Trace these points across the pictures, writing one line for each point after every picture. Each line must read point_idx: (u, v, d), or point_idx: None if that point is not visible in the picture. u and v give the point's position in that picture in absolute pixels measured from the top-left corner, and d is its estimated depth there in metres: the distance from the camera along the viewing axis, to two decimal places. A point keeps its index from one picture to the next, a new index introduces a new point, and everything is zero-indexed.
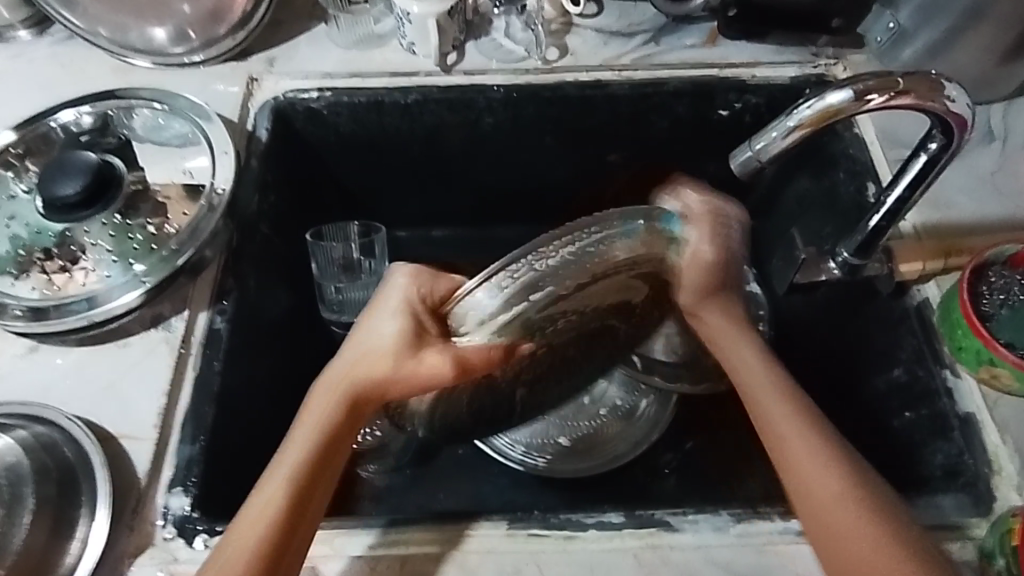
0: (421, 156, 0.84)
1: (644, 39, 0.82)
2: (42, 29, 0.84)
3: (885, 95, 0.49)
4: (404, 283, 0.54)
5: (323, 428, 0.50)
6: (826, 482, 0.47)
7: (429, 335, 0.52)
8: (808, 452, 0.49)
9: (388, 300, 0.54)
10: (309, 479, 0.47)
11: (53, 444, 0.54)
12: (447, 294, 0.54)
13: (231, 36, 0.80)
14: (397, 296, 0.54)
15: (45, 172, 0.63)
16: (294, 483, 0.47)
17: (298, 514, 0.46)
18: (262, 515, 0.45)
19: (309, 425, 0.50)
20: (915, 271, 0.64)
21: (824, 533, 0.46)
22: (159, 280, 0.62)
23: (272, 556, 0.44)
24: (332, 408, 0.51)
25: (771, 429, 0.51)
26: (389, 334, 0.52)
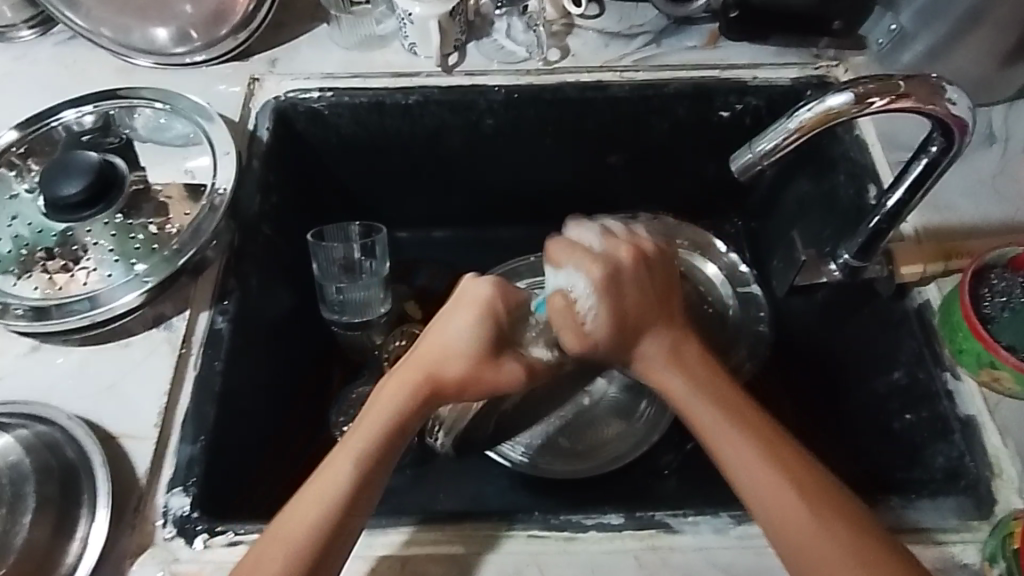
0: (423, 157, 0.84)
1: (645, 41, 0.82)
2: (44, 29, 0.84)
3: (886, 98, 0.49)
4: (471, 291, 0.55)
5: (377, 432, 0.50)
6: (781, 502, 0.47)
7: (503, 342, 0.55)
8: (762, 471, 0.48)
9: (467, 306, 0.55)
10: (360, 485, 0.48)
11: (55, 443, 0.54)
12: (516, 307, 0.56)
13: (233, 37, 0.80)
14: (479, 298, 0.55)
15: (48, 172, 0.64)
16: (339, 498, 0.46)
17: (335, 531, 0.46)
18: (307, 517, 0.46)
19: (364, 438, 0.49)
20: (915, 273, 0.64)
21: (792, 547, 0.46)
22: (160, 280, 0.62)
23: (318, 555, 0.45)
24: (391, 409, 0.51)
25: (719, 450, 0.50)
26: (468, 340, 0.54)
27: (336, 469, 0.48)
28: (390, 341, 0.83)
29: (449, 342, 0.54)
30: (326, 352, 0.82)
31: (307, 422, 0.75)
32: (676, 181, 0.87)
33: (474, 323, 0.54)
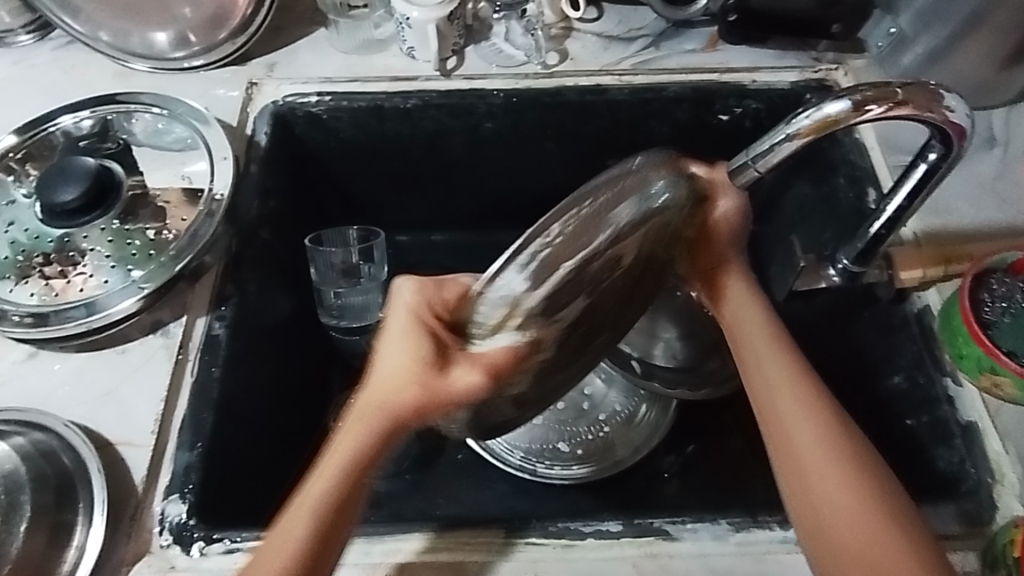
0: (422, 161, 0.84)
1: (644, 44, 0.82)
2: (43, 33, 0.84)
3: (883, 105, 0.49)
4: (397, 295, 0.44)
5: (342, 466, 0.41)
6: (837, 489, 0.42)
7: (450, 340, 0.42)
8: (823, 449, 0.44)
9: (393, 320, 0.43)
10: (329, 525, 0.40)
11: (51, 451, 0.54)
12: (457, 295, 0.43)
13: (231, 40, 0.80)
14: (405, 304, 0.43)
15: (45, 178, 0.64)
16: (320, 508, 0.40)
17: (326, 547, 0.40)
18: (277, 559, 0.39)
19: (348, 446, 0.41)
20: (915, 278, 0.63)
21: (841, 547, 0.41)
22: (158, 286, 0.62)
23: None
24: (353, 445, 0.42)
25: (777, 415, 0.46)
26: (399, 357, 0.42)
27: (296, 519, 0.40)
28: None
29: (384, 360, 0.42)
30: (326, 357, 0.82)
31: (306, 427, 0.75)
32: None
33: (398, 336, 0.42)
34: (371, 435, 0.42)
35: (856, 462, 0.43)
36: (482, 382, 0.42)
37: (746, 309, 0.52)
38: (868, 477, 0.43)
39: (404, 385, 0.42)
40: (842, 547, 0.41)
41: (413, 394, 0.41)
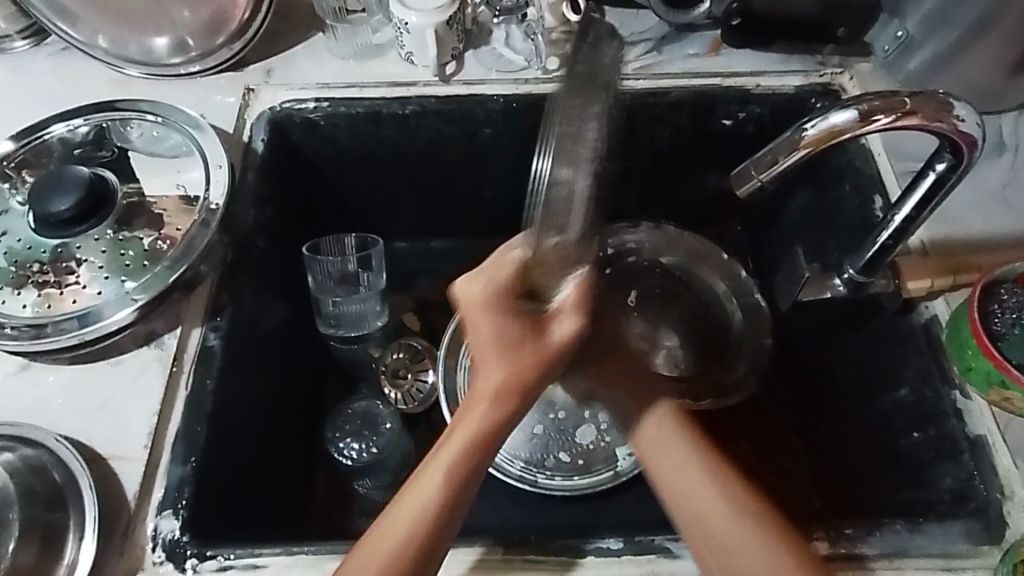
0: (421, 167, 0.83)
1: (646, 49, 0.81)
2: (39, 40, 0.84)
3: (891, 115, 0.47)
4: (470, 290, 0.48)
5: (466, 440, 0.47)
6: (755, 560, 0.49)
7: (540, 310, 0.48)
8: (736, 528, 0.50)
9: (477, 305, 0.48)
10: (460, 486, 0.47)
11: (42, 466, 0.53)
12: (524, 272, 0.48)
13: (228, 46, 0.79)
14: (483, 291, 0.48)
15: (39, 187, 0.63)
16: (456, 474, 0.46)
17: (456, 501, 0.47)
18: (415, 513, 0.46)
19: (468, 419, 0.47)
20: (922, 288, 0.62)
21: None
22: (152, 297, 0.61)
23: (439, 532, 0.46)
24: (477, 421, 0.47)
25: (659, 449, 0.54)
26: (498, 330, 0.47)
27: (426, 484, 0.46)
28: (387, 354, 0.82)
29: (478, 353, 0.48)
30: (324, 365, 0.81)
31: (303, 437, 0.75)
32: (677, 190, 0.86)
33: (483, 324, 0.48)
34: (490, 410, 0.47)
35: (735, 481, 0.52)
36: (581, 330, 0.47)
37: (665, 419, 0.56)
38: (742, 495, 0.51)
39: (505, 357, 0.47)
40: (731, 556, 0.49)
41: (522, 366, 0.47)
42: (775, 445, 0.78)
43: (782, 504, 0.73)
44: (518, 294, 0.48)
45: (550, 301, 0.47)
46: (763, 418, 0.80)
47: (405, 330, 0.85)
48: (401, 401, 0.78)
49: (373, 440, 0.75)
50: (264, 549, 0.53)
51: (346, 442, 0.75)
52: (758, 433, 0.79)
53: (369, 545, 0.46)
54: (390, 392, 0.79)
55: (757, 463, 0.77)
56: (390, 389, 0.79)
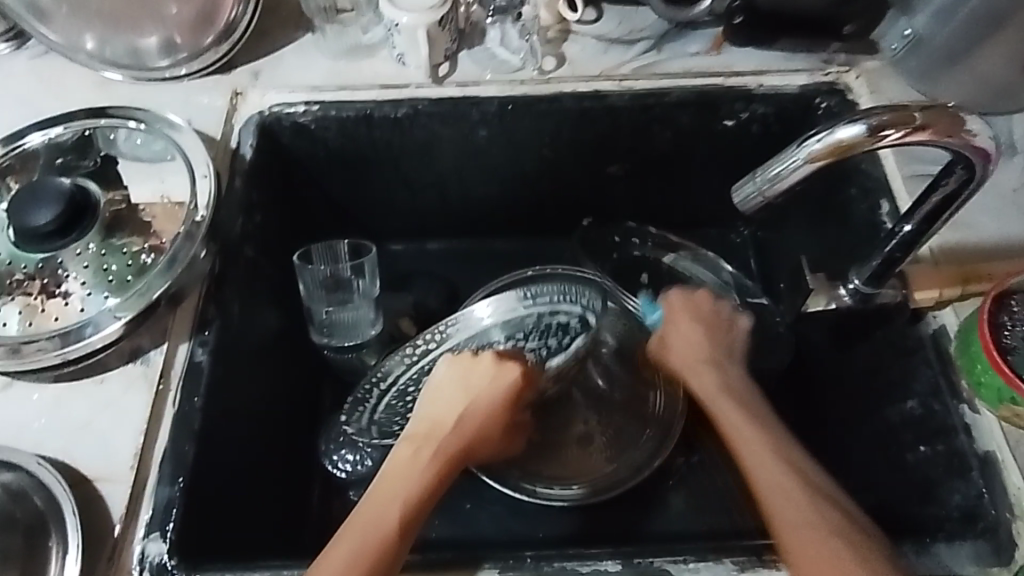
0: (414, 170, 0.81)
1: (646, 47, 0.78)
2: (20, 42, 0.81)
3: (902, 130, 0.45)
4: (480, 359, 0.58)
5: (414, 484, 0.51)
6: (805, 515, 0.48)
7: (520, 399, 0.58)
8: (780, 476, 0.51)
9: (480, 370, 0.57)
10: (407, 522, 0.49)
11: (22, 492, 0.52)
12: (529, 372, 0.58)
13: (215, 48, 0.77)
14: (508, 373, 0.57)
15: (18, 200, 0.61)
16: (393, 517, 0.49)
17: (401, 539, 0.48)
18: (349, 548, 0.47)
19: (413, 469, 0.52)
20: (931, 298, 0.60)
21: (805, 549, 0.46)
22: (135, 314, 0.59)
23: (383, 559, 0.47)
24: (420, 472, 0.52)
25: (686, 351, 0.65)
26: (487, 382, 0.57)
27: (375, 512, 0.49)
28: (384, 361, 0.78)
29: (435, 408, 0.56)
30: (317, 373, 0.80)
31: (297, 447, 0.74)
32: (678, 192, 0.84)
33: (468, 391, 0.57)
34: (431, 464, 0.53)
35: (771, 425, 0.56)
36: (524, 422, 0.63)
37: (695, 341, 0.65)
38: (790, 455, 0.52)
39: (467, 419, 0.56)
40: (772, 505, 0.49)
41: (486, 426, 0.57)
42: None
43: None
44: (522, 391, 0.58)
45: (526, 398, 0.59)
46: None
47: (399, 338, 0.80)
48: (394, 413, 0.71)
49: (366, 453, 0.71)
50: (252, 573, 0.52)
51: (341, 454, 0.73)
52: None
53: (325, 561, 0.47)
54: None
55: None
56: None
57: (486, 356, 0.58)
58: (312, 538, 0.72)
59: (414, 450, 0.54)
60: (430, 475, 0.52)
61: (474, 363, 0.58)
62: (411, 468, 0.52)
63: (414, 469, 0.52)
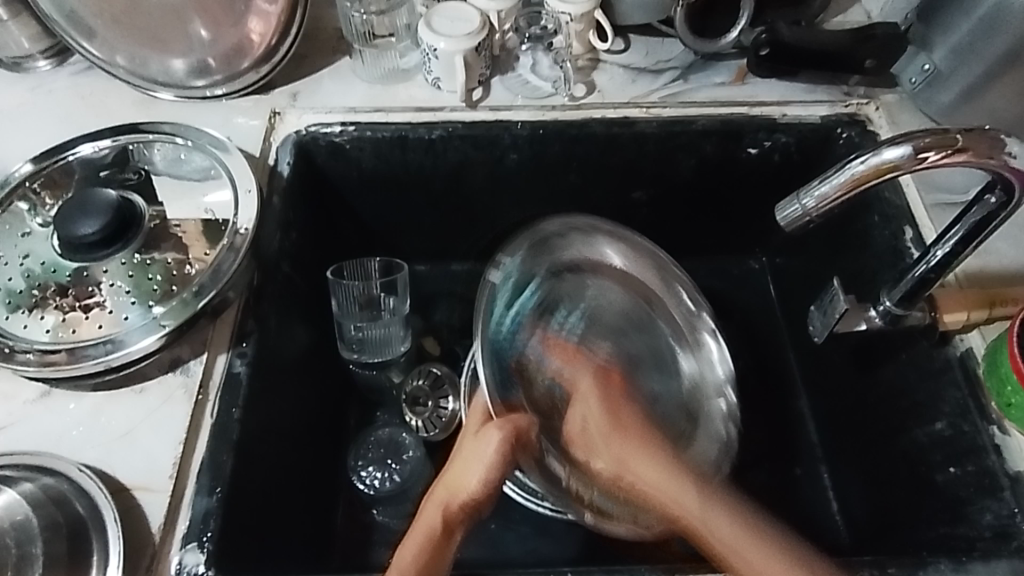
0: (445, 191, 0.82)
1: (672, 77, 0.81)
2: (62, 59, 0.84)
3: (941, 153, 0.47)
4: (483, 432, 0.56)
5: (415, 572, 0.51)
6: None
7: (511, 451, 0.55)
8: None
9: (484, 443, 0.55)
10: None
11: (64, 498, 0.52)
12: (525, 428, 0.57)
13: (255, 70, 0.79)
14: (495, 437, 0.55)
15: (65, 211, 0.62)
16: None
17: None
18: None
19: (418, 536, 0.53)
20: (959, 321, 0.61)
21: None
22: (178, 323, 0.60)
23: None
24: (421, 547, 0.52)
25: (588, 433, 0.61)
26: (484, 447, 0.55)
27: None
28: (408, 381, 0.80)
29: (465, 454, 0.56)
30: (344, 392, 0.81)
31: (324, 465, 0.74)
32: (701, 216, 0.86)
33: (498, 447, 0.55)
34: (429, 535, 0.53)
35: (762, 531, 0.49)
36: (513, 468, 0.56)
37: (599, 418, 0.61)
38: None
39: (462, 472, 0.55)
40: None
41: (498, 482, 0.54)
42: (800, 474, 0.77)
43: (810, 540, 0.73)
44: (512, 442, 0.55)
45: (519, 447, 0.57)
46: (787, 450, 0.79)
47: (425, 356, 0.84)
48: (425, 428, 0.76)
49: (395, 468, 0.75)
50: None
51: (369, 470, 0.75)
52: (782, 460, 0.78)
53: None
54: (413, 419, 0.77)
55: (782, 491, 0.76)
56: (412, 416, 0.77)
57: (488, 427, 0.56)
58: (338, 559, 0.71)
59: (426, 512, 0.54)
60: (426, 550, 0.52)
61: (480, 433, 0.56)
62: (398, 560, 0.52)
63: (409, 546, 0.53)
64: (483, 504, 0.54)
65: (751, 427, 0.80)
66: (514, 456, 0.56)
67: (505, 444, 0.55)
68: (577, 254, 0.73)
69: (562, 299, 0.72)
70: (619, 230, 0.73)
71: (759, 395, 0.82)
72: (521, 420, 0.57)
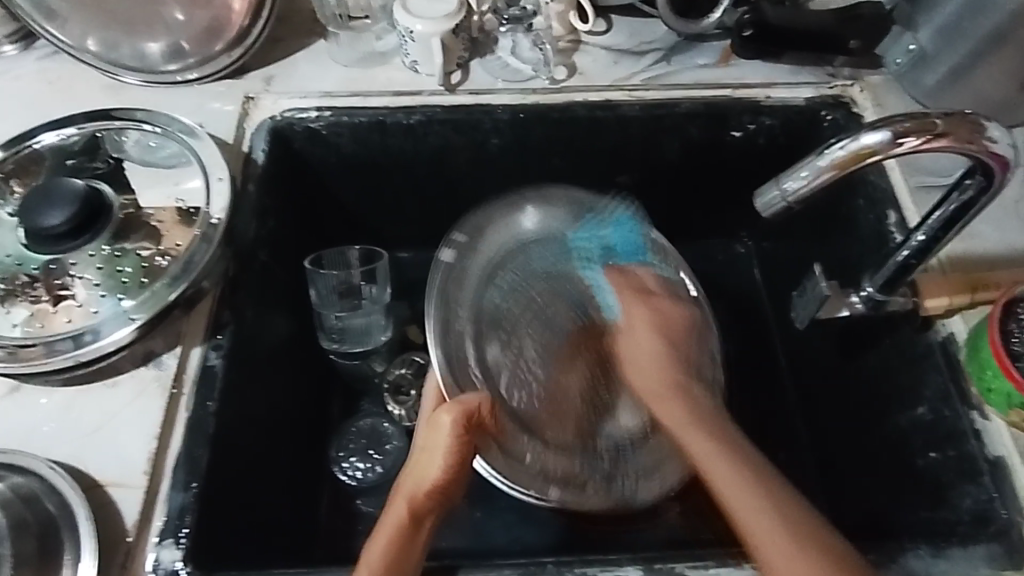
0: (425, 176, 0.81)
1: (656, 58, 0.79)
2: (28, 44, 0.81)
3: (922, 137, 0.46)
4: (434, 419, 0.54)
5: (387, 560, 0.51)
6: None
7: (465, 434, 0.53)
8: None
9: (435, 431, 0.53)
10: None
11: (33, 496, 0.51)
12: (478, 408, 0.54)
13: (227, 54, 0.77)
14: (445, 426, 0.53)
15: (29, 201, 0.61)
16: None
17: None
18: None
19: (388, 525, 0.53)
20: (941, 306, 0.61)
21: None
22: (149, 316, 0.58)
23: None
24: (391, 534, 0.53)
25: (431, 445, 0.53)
26: (434, 434, 0.53)
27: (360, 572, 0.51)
28: (391, 370, 0.80)
29: (423, 442, 0.54)
30: (327, 381, 0.80)
31: (306, 455, 0.74)
32: (686, 200, 0.85)
33: (452, 434, 0.53)
34: (400, 523, 0.53)
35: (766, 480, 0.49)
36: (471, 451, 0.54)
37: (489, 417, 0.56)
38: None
39: (420, 460, 0.54)
40: None
41: (457, 470, 0.53)
42: (783, 459, 0.78)
43: None
44: (466, 427, 0.53)
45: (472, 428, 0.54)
46: (770, 435, 0.79)
47: (408, 344, 0.83)
48: (407, 417, 0.76)
49: (377, 459, 0.75)
50: None
51: (351, 461, 0.75)
52: (765, 445, 0.78)
53: None
54: (395, 409, 0.77)
55: None
56: (395, 406, 0.77)
57: (439, 414, 0.54)
58: (321, 548, 0.71)
59: (394, 507, 0.54)
60: (397, 540, 0.53)
61: (432, 419, 0.54)
62: (368, 554, 0.52)
63: (381, 536, 0.53)
64: (452, 488, 0.54)
65: (736, 412, 0.80)
66: (468, 439, 0.54)
67: (457, 429, 0.53)
68: (541, 228, 0.72)
69: (523, 275, 0.71)
70: (583, 200, 0.73)
71: (743, 381, 0.82)
72: (471, 400, 0.54)
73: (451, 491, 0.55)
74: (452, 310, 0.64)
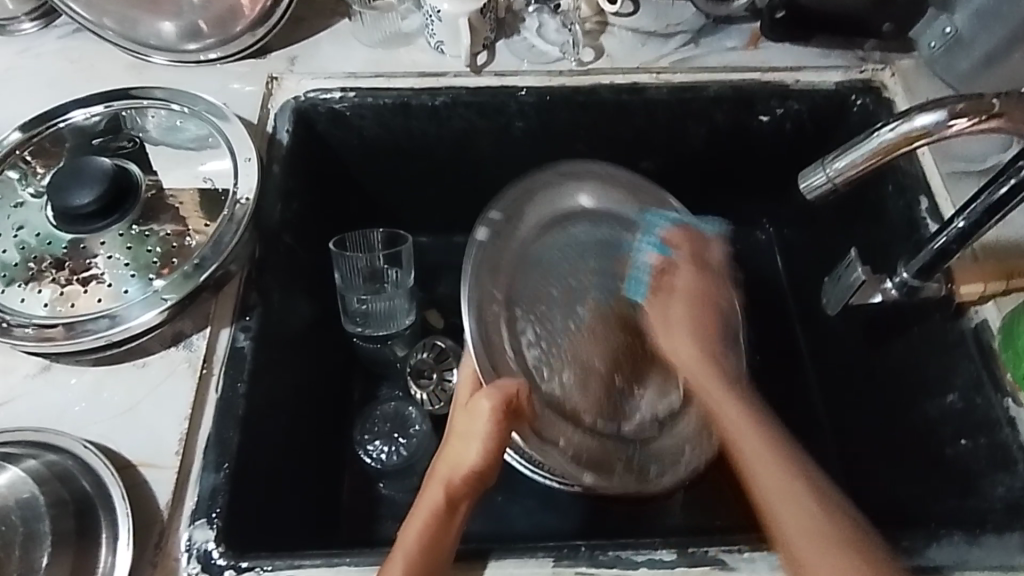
0: (448, 160, 0.80)
1: (683, 41, 0.78)
2: (48, 21, 0.80)
3: (975, 119, 0.45)
4: (474, 403, 0.54)
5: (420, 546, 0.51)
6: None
7: (503, 419, 0.54)
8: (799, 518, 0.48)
9: (474, 414, 0.54)
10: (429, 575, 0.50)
11: (68, 474, 0.51)
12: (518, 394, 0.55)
13: (250, 33, 0.76)
14: (484, 409, 0.54)
15: (57, 179, 0.60)
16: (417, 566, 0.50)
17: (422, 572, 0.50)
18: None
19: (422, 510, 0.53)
20: (975, 292, 0.61)
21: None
22: (181, 297, 0.58)
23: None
24: (425, 519, 0.53)
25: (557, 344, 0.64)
26: (473, 416, 0.54)
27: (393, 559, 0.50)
28: (413, 355, 0.79)
29: (461, 427, 0.55)
30: (348, 365, 0.80)
31: (330, 438, 0.74)
32: (710, 185, 0.84)
33: (491, 418, 0.53)
34: (436, 509, 0.54)
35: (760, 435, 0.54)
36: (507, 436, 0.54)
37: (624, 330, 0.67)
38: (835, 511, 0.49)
39: (456, 445, 0.54)
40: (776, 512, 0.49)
41: (492, 455, 0.53)
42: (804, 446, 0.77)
43: None
44: (506, 413, 0.54)
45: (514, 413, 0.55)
46: (792, 422, 0.79)
47: (430, 329, 0.83)
48: (430, 402, 0.75)
49: (402, 442, 0.74)
50: (304, 560, 0.51)
51: (375, 444, 0.74)
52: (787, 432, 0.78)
53: None
54: (417, 393, 0.76)
55: None
56: (417, 390, 0.76)
57: (479, 397, 0.54)
58: (345, 530, 0.71)
59: (430, 494, 0.54)
60: (432, 524, 0.53)
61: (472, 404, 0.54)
62: (404, 538, 0.52)
63: (416, 521, 0.53)
64: (488, 476, 0.54)
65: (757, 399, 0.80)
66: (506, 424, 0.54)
67: (497, 413, 0.53)
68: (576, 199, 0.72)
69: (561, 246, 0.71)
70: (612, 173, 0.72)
71: (764, 367, 0.82)
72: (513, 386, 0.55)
73: (487, 476, 0.55)
74: (490, 293, 0.64)
